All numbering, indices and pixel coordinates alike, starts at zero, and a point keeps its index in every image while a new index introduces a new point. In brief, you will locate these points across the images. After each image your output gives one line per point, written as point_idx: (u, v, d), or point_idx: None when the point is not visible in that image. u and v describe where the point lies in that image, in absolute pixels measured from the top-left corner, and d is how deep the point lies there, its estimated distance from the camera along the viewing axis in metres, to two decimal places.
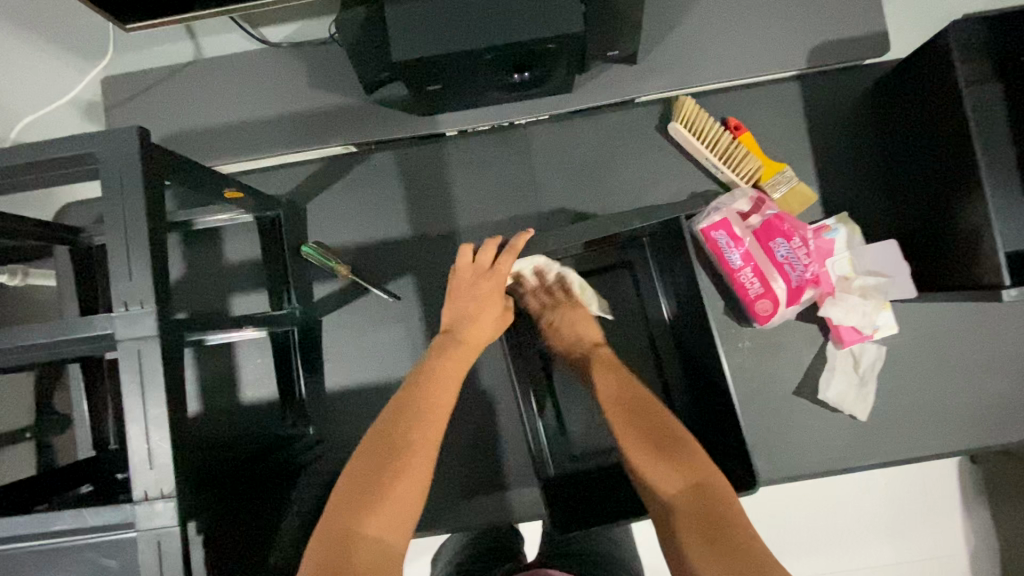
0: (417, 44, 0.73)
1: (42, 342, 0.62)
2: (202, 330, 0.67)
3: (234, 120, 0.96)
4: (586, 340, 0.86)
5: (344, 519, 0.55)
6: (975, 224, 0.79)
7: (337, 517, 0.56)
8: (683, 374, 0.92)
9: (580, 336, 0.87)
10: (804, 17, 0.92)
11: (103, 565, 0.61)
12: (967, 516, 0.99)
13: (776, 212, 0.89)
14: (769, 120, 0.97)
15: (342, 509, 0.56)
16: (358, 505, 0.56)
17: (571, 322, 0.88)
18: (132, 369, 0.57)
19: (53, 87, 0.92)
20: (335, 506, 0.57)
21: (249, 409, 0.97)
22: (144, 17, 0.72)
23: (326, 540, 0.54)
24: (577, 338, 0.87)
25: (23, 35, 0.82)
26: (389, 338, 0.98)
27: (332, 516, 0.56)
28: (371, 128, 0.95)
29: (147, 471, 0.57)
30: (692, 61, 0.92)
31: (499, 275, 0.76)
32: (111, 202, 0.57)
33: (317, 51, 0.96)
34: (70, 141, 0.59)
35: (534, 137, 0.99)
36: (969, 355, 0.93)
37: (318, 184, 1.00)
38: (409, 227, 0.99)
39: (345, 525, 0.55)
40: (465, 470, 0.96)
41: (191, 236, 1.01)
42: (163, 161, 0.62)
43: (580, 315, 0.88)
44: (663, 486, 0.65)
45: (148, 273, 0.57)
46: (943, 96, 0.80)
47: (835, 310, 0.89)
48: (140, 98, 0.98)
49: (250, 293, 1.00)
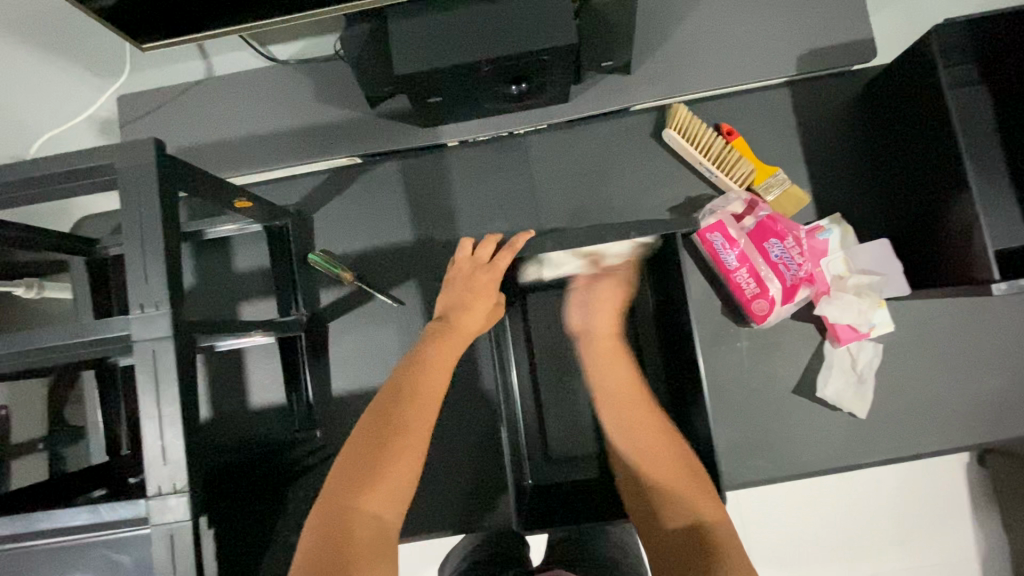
0: (419, 59, 0.76)
1: (61, 344, 0.65)
2: (213, 331, 0.69)
3: (243, 134, 1.00)
4: (609, 325, 0.90)
5: (341, 494, 0.58)
6: (966, 222, 0.80)
7: (336, 492, 0.58)
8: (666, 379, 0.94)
9: (613, 313, 0.90)
10: (791, 27, 0.96)
11: (116, 561, 0.63)
12: (974, 515, 0.99)
13: (769, 213, 0.93)
14: (761, 125, 1.00)
15: (342, 483, 0.58)
16: (355, 482, 0.58)
17: (610, 300, 0.90)
18: (147, 368, 0.59)
19: (68, 103, 0.96)
20: (333, 480, 0.59)
21: (259, 413, 1.00)
22: (158, 36, 0.75)
23: (327, 512, 0.57)
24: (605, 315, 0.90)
25: (42, 55, 0.86)
26: (394, 343, 1.00)
27: (329, 490, 0.58)
28: (375, 139, 0.98)
29: (160, 467, 0.59)
30: (684, 71, 0.96)
31: (495, 269, 0.80)
32: (128, 209, 0.61)
33: (323, 67, 1.00)
34: (91, 153, 0.62)
35: (533, 146, 1.02)
36: (966, 351, 0.95)
37: (324, 194, 1.03)
38: (412, 235, 1.01)
39: (342, 499, 0.57)
40: (470, 471, 0.98)
41: (202, 246, 1.04)
42: (176, 171, 0.65)
43: (609, 300, 0.90)
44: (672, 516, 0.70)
45: (163, 277, 0.60)
46: (929, 97, 0.82)
47: (830, 309, 0.91)
48: (154, 114, 1.01)
49: (259, 301, 1.03)
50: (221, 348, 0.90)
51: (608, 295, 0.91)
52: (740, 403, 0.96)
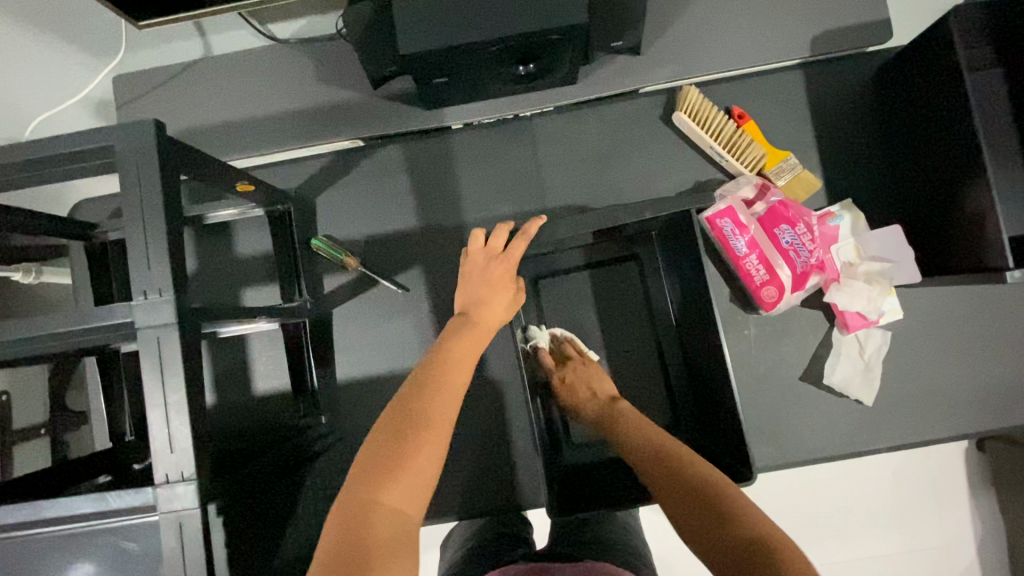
0: (423, 36, 0.74)
1: (62, 330, 0.63)
2: (217, 317, 0.68)
3: (242, 116, 0.98)
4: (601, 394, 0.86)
5: (363, 488, 0.56)
6: (979, 208, 0.80)
7: (358, 487, 0.56)
8: (686, 363, 0.93)
9: (591, 394, 0.86)
10: (804, 7, 0.93)
11: (125, 548, 0.63)
12: (973, 501, 0.99)
13: (780, 199, 0.90)
14: (772, 109, 0.98)
15: (361, 477, 0.57)
16: (376, 474, 0.57)
17: (582, 381, 0.88)
18: (152, 356, 0.58)
19: (63, 84, 0.93)
20: (354, 476, 0.58)
21: (262, 399, 0.99)
22: (156, 13, 0.73)
23: (349, 502, 0.56)
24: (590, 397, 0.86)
25: (31, 32, 0.84)
26: (400, 329, 0.99)
27: (350, 483, 0.57)
28: (378, 121, 0.96)
29: (168, 455, 0.58)
30: (694, 52, 0.94)
31: (509, 259, 0.80)
32: (128, 193, 0.59)
33: (324, 46, 0.97)
34: (88, 135, 0.60)
35: (540, 129, 1.00)
36: (973, 339, 0.94)
37: (326, 179, 1.01)
38: (417, 220, 1.00)
39: (364, 492, 0.56)
40: (476, 457, 0.97)
41: (202, 231, 1.02)
42: (177, 153, 0.63)
43: (593, 371, 0.89)
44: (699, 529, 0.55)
45: (167, 262, 0.58)
46: (946, 83, 0.81)
47: (840, 296, 0.90)
48: (153, 96, 0.99)
49: (260, 287, 1.01)
50: (224, 333, 0.89)
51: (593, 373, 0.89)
52: (745, 390, 0.95)
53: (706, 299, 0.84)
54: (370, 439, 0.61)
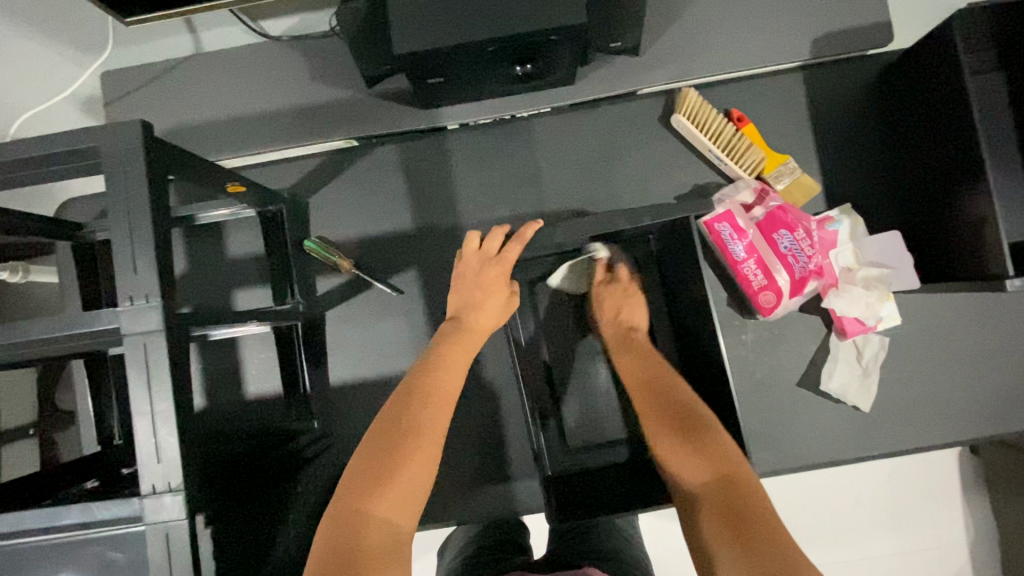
0: (419, 35, 0.72)
1: (47, 336, 0.61)
2: (207, 323, 0.66)
3: (233, 114, 0.96)
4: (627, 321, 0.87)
5: (354, 498, 0.55)
6: (978, 215, 0.79)
7: (349, 496, 0.56)
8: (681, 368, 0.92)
9: (619, 319, 0.88)
10: (805, 9, 0.92)
11: (110, 558, 0.61)
12: (968, 506, 0.99)
13: (779, 203, 0.89)
14: (771, 112, 0.97)
15: (352, 486, 0.56)
16: (368, 483, 0.56)
17: (620, 305, 0.89)
18: (139, 364, 0.56)
19: (50, 80, 0.91)
20: (345, 485, 0.57)
21: (254, 401, 0.98)
22: (144, 10, 0.72)
23: (340, 513, 0.54)
24: (613, 319, 0.88)
25: (17, 27, 0.81)
26: (393, 331, 0.98)
27: (341, 493, 0.56)
28: (372, 120, 0.94)
29: (154, 465, 0.56)
30: (693, 53, 0.92)
31: (504, 261, 0.78)
32: (115, 196, 0.57)
33: (317, 44, 0.95)
34: (72, 135, 0.58)
35: (536, 130, 0.98)
36: (970, 345, 0.94)
37: (319, 178, 0.99)
38: (412, 222, 0.99)
39: (355, 502, 0.55)
40: (470, 461, 0.96)
41: (193, 231, 1.01)
42: (166, 155, 0.61)
43: (633, 299, 0.89)
44: (688, 476, 0.64)
45: (154, 268, 0.57)
46: (948, 89, 0.80)
47: (837, 302, 0.89)
48: (144, 91, 0.97)
49: (252, 288, 1.00)
50: (216, 336, 0.87)
51: (632, 304, 0.88)
52: (742, 395, 0.95)
53: (703, 305, 0.83)
54: (361, 448, 0.60)
